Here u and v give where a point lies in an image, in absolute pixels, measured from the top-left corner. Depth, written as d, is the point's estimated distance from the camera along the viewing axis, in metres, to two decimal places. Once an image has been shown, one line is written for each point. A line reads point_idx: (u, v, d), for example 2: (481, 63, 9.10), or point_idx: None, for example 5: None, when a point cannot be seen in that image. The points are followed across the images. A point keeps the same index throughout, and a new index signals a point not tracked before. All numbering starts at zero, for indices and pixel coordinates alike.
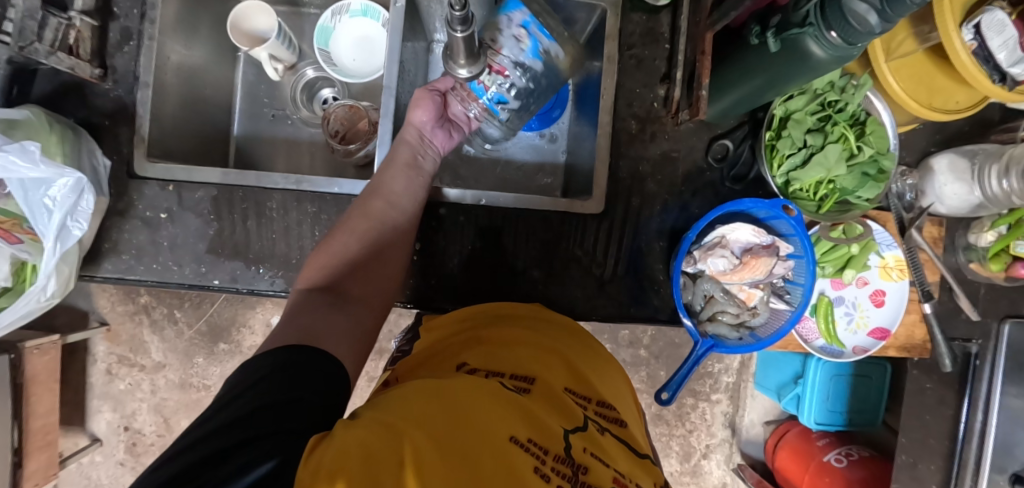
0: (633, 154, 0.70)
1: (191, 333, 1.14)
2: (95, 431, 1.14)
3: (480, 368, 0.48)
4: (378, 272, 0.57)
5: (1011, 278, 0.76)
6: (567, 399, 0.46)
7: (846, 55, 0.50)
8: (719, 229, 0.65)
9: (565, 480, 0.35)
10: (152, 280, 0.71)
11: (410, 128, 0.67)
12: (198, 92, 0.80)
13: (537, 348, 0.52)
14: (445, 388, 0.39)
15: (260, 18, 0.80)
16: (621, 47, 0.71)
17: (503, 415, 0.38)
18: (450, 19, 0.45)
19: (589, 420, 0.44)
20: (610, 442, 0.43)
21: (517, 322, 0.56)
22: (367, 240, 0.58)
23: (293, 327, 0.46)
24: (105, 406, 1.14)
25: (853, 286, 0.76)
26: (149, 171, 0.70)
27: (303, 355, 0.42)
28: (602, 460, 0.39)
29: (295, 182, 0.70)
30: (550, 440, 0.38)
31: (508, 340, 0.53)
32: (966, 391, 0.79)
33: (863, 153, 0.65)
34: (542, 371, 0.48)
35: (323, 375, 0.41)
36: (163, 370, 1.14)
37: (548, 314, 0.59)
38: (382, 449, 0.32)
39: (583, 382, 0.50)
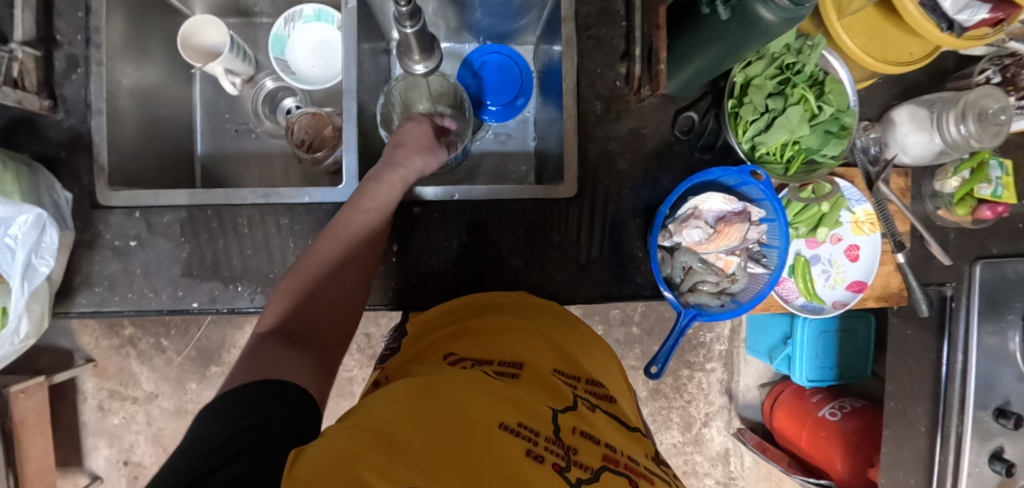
0: (601, 134, 0.70)
1: (180, 359, 1.12)
2: (94, 468, 1.12)
3: (467, 358, 0.48)
4: (348, 299, 0.56)
5: (977, 220, 0.79)
6: (556, 379, 0.46)
7: (797, 16, 0.50)
8: (691, 201, 0.65)
9: (557, 460, 0.36)
10: (130, 310, 0.69)
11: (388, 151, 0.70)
12: (155, 113, 0.79)
13: (522, 333, 0.52)
14: (432, 382, 0.40)
15: (211, 32, 0.78)
16: (579, 28, 0.70)
17: (491, 402, 0.38)
18: (398, 16, 0.44)
19: (578, 399, 0.44)
20: (601, 419, 0.43)
21: (503, 310, 0.56)
22: (337, 268, 0.56)
23: (256, 365, 0.45)
24: (101, 443, 1.12)
25: (827, 243, 0.77)
26: (113, 200, 0.69)
27: (272, 389, 0.41)
28: (592, 438, 0.39)
29: (263, 195, 0.69)
30: (540, 424, 0.38)
31: (493, 330, 0.53)
32: (944, 334, 0.81)
33: (824, 113, 0.65)
34: (529, 355, 0.49)
35: (296, 406, 0.41)
36: (156, 399, 1.12)
37: (534, 300, 0.59)
38: (371, 452, 0.31)
39: (573, 364, 0.51)
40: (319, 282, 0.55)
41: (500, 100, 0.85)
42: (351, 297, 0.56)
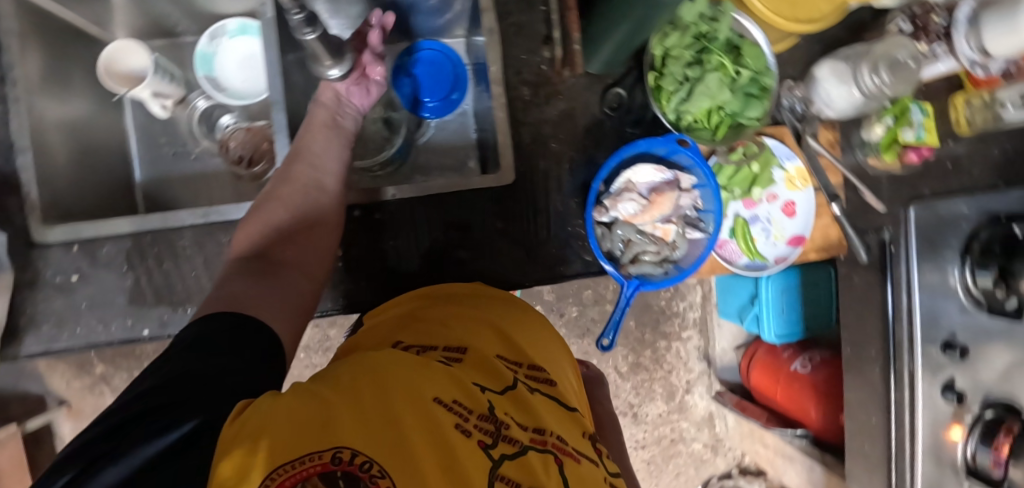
0: (532, 119, 0.71)
1: None
2: None
3: (415, 344, 0.49)
4: (314, 244, 0.59)
5: (905, 164, 0.84)
6: (497, 363, 0.47)
7: None
8: (623, 174, 0.67)
9: (487, 435, 0.37)
10: (81, 345, 0.69)
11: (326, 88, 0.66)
12: (86, 144, 0.78)
13: (471, 321, 0.53)
14: (374, 360, 0.40)
15: (131, 57, 0.77)
16: (499, 16, 0.71)
17: (429, 380, 0.39)
18: (295, 25, 0.45)
19: (518, 381, 0.46)
20: (539, 399, 0.45)
21: (453, 300, 0.57)
22: (294, 209, 0.59)
23: (220, 298, 0.49)
24: None
25: (764, 202, 0.79)
26: (49, 236, 0.68)
27: (231, 320, 0.45)
28: (524, 419, 0.41)
29: (201, 215, 0.69)
30: (474, 402, 0.39)
31: (443, 318, 0.53)
32: (888, 276, 0.83)
33: (742, 76, 0.67)
34: (474, 340, 0.50)
35: (252, 342, 0.44)
36: None
37: (485, 290, 0.61)
38: (307, 413, 0.32)
39: (515, 349, 0.52)
40: (279, 222, 0.59)
41: (437, 96, 0.84)
42: (315, 243, 0.59)
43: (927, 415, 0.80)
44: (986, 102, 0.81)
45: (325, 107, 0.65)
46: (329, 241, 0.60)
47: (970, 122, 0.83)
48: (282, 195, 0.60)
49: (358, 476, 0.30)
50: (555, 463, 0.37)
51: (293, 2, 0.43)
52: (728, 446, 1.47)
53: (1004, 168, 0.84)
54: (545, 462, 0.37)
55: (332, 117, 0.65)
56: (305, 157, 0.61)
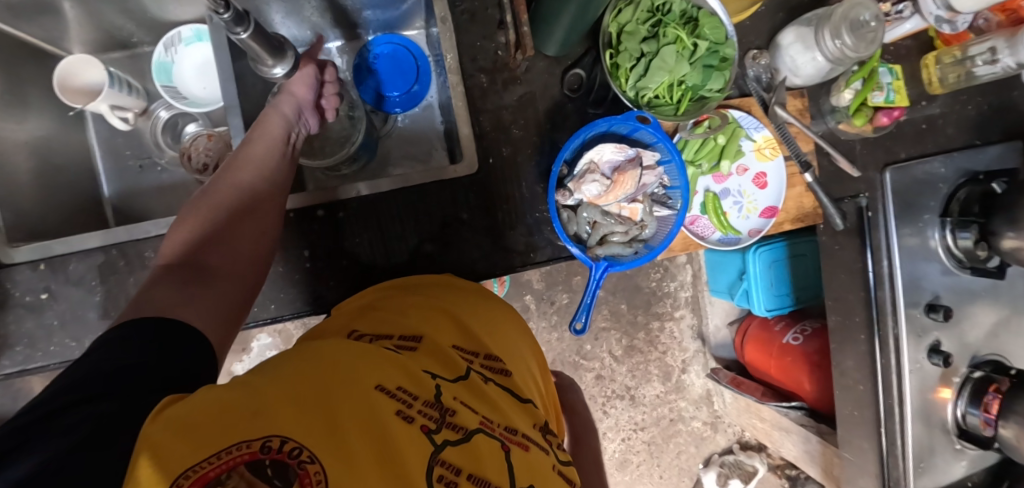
0: (491, 106, 0.70)
1: None
2: None
3: (368, 333, 0.48)
4: (254, 239, 0.57)
5: (878, 127, 0.81)
6: (451, 351, 0.47)
7: None
8: (585, 155, 0.65)
9: (430, 422, 0.37)
10: (55, 363, 0.69)
11: (286, 99, 0.66)
12: (49, 161, 0.77)
13: (431, 311, 0.52)
14: (322, 346, 0.39)
15: (89, 71, 0.77)
16: (451, 4, 0.70)
17: (375, 366, 0.39)
18: (225, 24, 0.46)
19: (472, 371, 0.46)
20: (493, 389, 0.46)
21: (414, 290, 0.57)
22: (235, 203, 0.57)
23: (141, 304, 0.47)
24: None
25: (734, 175, 0.78)
26: (17, 256, 0.68)
27: (158, 325, 0.44)
28: (471, 406, 0.41)
29: (166, 225, 0.69)
30: (422, 390, 0.39)
31: (400, 308, 0.53)
32: (867, 242, 0.82)
33: (700, 47, 0.66)
34: (429, 329, 0.49)
35: (179, 344, 0.44)
36: None
37: (446, 281, 0.61)
38: (239, 400, 0.32)
39: (471, 337, 0.52)
40: (212, 222, 0.56)
41: (401, 89, 0.85)
42: (254, 239, 0.57)
43: (914, 379, 0.79)
44: (957, 59, 0.80)
45: (278, 115, 0.64)
46: (268, 237, 0.58)
47: (943, 81, 0.82)
48: (223, 190, 0.58)
49: (289, 463, 0.30)
50: (499, 453, 0.38)
51: (218, 2, 0.44)
52: (727, 422, 1.47)
53: (979, 126, 0.84)
54: (487, 450, 0.38)
55: (286, 128, 0.64)
56: (248, 162, 0.60)
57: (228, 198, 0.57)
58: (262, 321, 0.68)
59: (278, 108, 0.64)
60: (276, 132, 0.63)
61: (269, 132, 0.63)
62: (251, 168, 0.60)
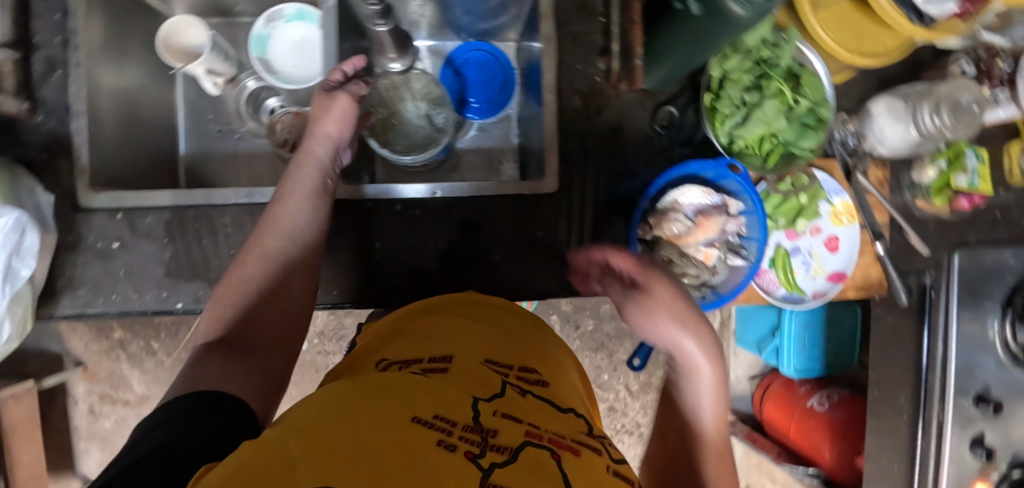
0: (579, 129, 0.71)
1: (170, 362, 1.17)
2: (86, 472, 1.20)
3: (397, 361, 0.47)
4: (292, 304, 0.57)
5: (954, 210, 0.81)
6: (484, 370, 0.45)
7: (766, 9, 0.50)
8: (670, 194, 0.65)
9: (473, 445, 0.35)
10: (114, 312, 0.69)
11: (322, 141, 0.64)
12: (136, 113, 0.79)
13: (460, 333, 0.52)
14: (351, 389, 0.38)
15: (191, 33, 0.78)
16: (558, 23, 0.70)
17: (406, 401, 0.37)
18: (371, 14, 0.47)
19: (508, 386, 0.44)
20: (532, 402, 0.43)
21: (442, 311, 0.57)
22: (276, 264, 0.58)
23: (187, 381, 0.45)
24: (92, 447, 1.18)
25: (808, 235, 0.77)
26: (95, 201, 0.68)
27: (204, 401, 0.42)
28: (514, 418, 0.39)
29: (245, 195, 0.68)
30: (459, 413, 0.38)
31: (429, 333, 0.52)
32: (925, 322, 0.81)
33: (800, 105, 0.67)
34: (459, 349, 0.48)
35: (224, 420, 0.41)
36: (147, 402, 1.18)
37: (486, 307, 0.59)
38: (270, 456, 0.30)
39: (504, 355, 0.50)
40: (249, 294, 0.55)
41: (482, 97, 0.86)
42: (291, 305, 0.57)
43: (953, 468, 0.79)
44: None
45: (313, 160, 0.64)
46: (304, 302, 0.59)
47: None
48: (263, 248, 0.59)
49: None
50: (550, 462, 0.35)
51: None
52: None
53: None
54: (539, 464, 0.35)
55: (321, 177, 0.63)
56: (278, 224, 0.60)
57: (268, 259, 0.58)
58: (321, 305, 0.68)
59: (308, 154, 0.64)
60: (309, 183, 0.62)
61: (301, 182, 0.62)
62: (283, 229, 0.59)
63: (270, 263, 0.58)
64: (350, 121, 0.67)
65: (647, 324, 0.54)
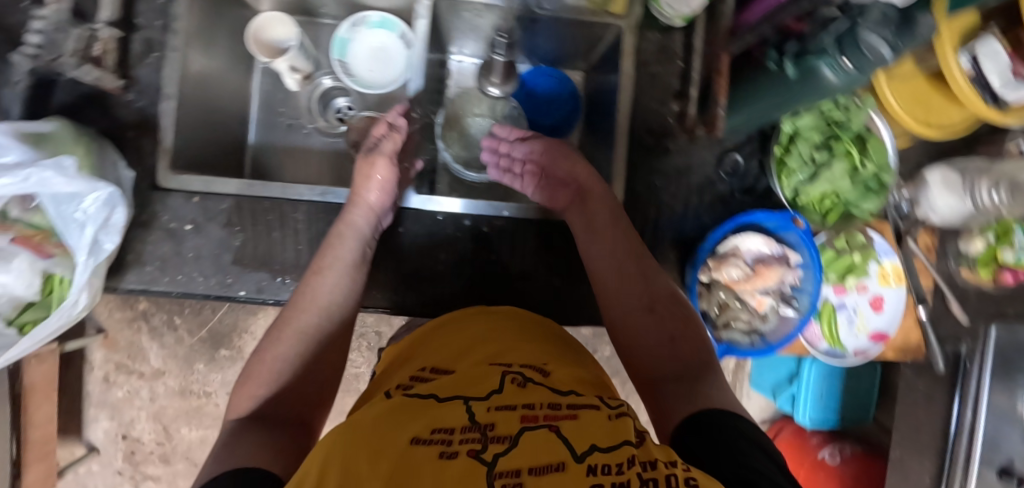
0: (647, 167, 0.73)
1: (191, 341, 1.19)
2: (91, 440, 1.20)
3: (404, 384, 0.50)
4: (318, 383, 0.58)
5: (998, 283, 0.81)
6: (482, 375, 0.48)
7: (855, 81, 0.53)
8: (732, 240, 0.67)
9: (475, 442, 0.36)
10: (177, 291, 0.71)
11: (360, 207, 0.68)
12: (218, 100, 0.81)
13: (461, 353, 0.54)
14: (350, 428, 0.40)
15: (279, 29, 0.81)
16: (637, 63, 0.73)
17: (404, 425, 0.39)
18: None
19: (506, 380, 0.46)
20: (530, 388, 0.45)
21: (445, 334, 0.60)
22: (306, 340, 0.59)
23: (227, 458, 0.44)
24: (102, 415, 1.19)
25: (854, 292, 0.78)
26: (173, 183, 0.71)
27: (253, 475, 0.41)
28: (512, 406, 0.41)
29: (321, 194, 0.71)
30: (456, 421, 0.39)
31: (434, 362, 0.55)
32: (956, 390, 0.82)
33: (865, 169, 0.69)
34: (460, 367, 0.51)
35: None
36: (162, 377, 1.20)
37: (491, 323, 0.61)
38: None
39: (506, 356, 0.53)
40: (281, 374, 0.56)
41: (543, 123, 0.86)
42: (316, 385, 0.58)
43: None
44: None
45: (354, 231, 0.67)
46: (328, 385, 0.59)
47: None
48: (294, 322, 0.60)
49: None
50: (548, 432, 0.37)
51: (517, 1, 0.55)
52: None
53: None
54: (540, 440, 0.36)
55: (360, 247, 0.67)
56: (315, 299, 0.62)
57: (299, 333, 0.59)
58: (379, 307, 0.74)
59: (346, 223, 0.67)
60: (346, 257, 0.65)
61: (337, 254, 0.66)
62: (318, 303, 0.62)
63: (301, 340, 0.59)
64: (390, 186, 0.70)
65: (558, 173, 0.71)
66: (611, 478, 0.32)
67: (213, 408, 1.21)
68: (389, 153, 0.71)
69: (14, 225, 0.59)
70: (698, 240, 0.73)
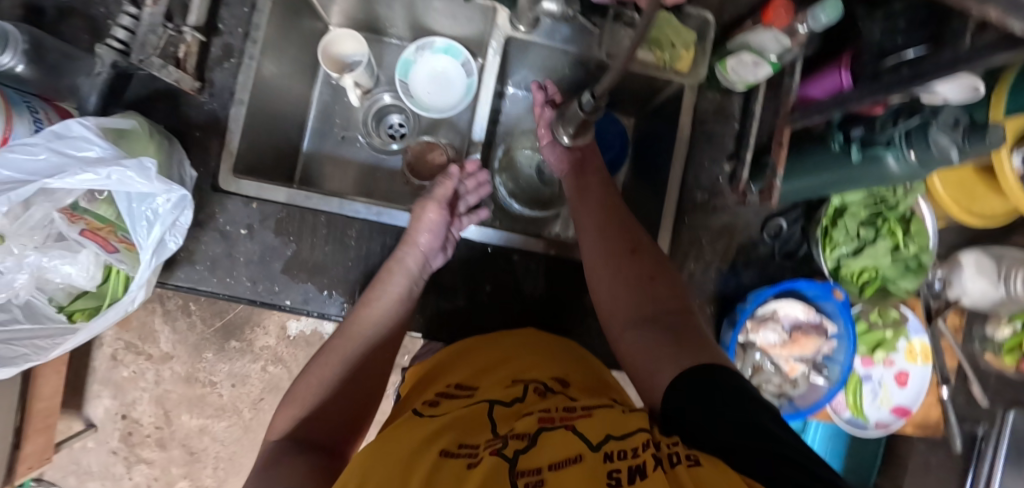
0: (694, 222, 0.75)
1: (203, 329, 1.18)
2: (91, 416, 1.17)
3: (437, 399, 0.55)
4: (357, 404, 0.62)
5: (1020, 370, 0.82)
6: (505, 391, 0.53)
7: (914, 175, 0.56)
8: (772, 305, 0.69)
9: (499, 449, 0.41)
10: (224, 294, 0.72)
11: (413, 249, 0.68)
12: (281, 107, 0.83)
13: (484, 366, 0.59)
14: (389, 442, 0.46)
15: (348, 44, 0.83)
16: (695, 121, 0.75)
17: (437, 442, 0.44)
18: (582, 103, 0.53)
19: (528, 395, 0.51)
20: (549, 399, 0.50)
21: (466, 347, 0.64)
22: (347, 365, 0.63)
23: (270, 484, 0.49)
24: (104, 392, 1.17)
25: (881, 365, 0.79)
26: (235, 188, 0.72)
27: None
28: (533, 413, 0.47)
29: (376, 213, 0.73)
30: (481, 437, 0.45)
31: (461, 375, 0.59)
32: (970, 471, 0.82)
33: (907, 249, 0.71)
34: (485, 384, 0.56)
35: None
36: (170, 361, 1.17)
37: (515, 332, 0.64)
38: None
39: (534, 369, 0.57)
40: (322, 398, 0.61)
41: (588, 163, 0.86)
42: (354, 407, 0.62)
43: None
44: None
45: (403, 271, 0.67)
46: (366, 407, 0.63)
47: None
48: (339, 349, 0.64)
49: None
50: (565, 431, 0.42)
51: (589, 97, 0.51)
52: None
53: None
54: (555, 439, 0.41)
55: (407, 285, 0.67)
56: (360, 329, 0.65)
57: (342, 359, 0.63)
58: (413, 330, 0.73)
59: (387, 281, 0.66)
60: (395, 292, 0.66)
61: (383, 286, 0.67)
62: (362, 333, 0.65)
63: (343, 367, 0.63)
64: (440, 231, 0.69)
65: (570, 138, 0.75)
66: (628, 462, 0.38)
67: (216, 398, 1.19)
68: (440, 199, 0.70)
69: (82, 215, 0.61)
70: (736, 299, 0.75)
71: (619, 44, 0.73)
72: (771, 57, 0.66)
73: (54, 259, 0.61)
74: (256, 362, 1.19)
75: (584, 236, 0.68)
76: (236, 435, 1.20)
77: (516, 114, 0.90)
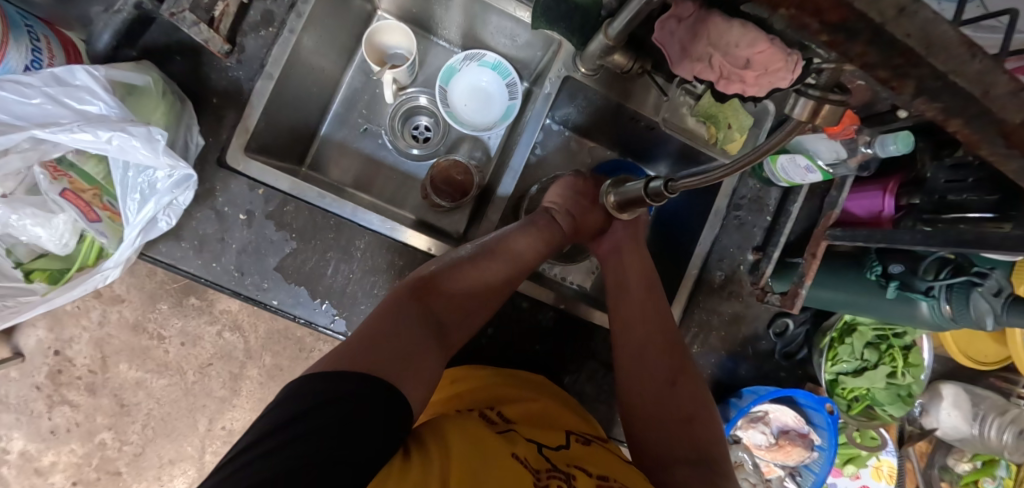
0: (708, 305, 0.73)
1: (163, 275, 0.98)
2: (19, 345, 0.97)
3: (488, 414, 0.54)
4: (463, 315, 0.59)
5: None
6: (559, 432, 0.53)
7: (941, 323, 0.58)
8: (763, 408, 0.70)
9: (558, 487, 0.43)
10: (206, 279, 0.66)
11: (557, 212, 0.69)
12: (308, 87, 0.76)
13: (532, 391, 0.59)
14: (453, 425, 0.47)
15: (393, 37, 0.78)
16: (730, 205, 0.74)
17: (496, 444, 0.45)
18: (656, 190, 0.47)
19: (572, 438, 0.52)
20: (597, 453, 0.50)
21: (527, 383, 0.60)
22: (477, 272, 0.61)
23: (368, 350, 0.47)
24: (41, 322, 0.97)
25: (847, 477, 0.82)
26: (242, 167, 0.66)
27: (370, 388, 0.43)
28: (586, 469, 0.47)
29: (388, 227, 0.69)
30: (538, 463, 0.45)
31: (502, 396, 0.57)
32: None
33: (903, 378, 0.73)
34: (543, 411, 0.56)
35: (372, 418, 0.41)
36: (120, 304, 0.98)
37: (546, 381, 0.62)
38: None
39: (588, 422, 0.58)
40: (446, 287, 0.58)
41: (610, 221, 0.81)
42: (461, 314, 0.59)
43: None
44: None
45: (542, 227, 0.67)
46: (468, 320, 0.59)
47: None
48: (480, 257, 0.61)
49: None
50: None
51: (669, 188, 0.45)
52: None
53: None
54: None
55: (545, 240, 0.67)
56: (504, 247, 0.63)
57: (481, 261, 0.61)
58: None
59: (538, 228, 0.67)
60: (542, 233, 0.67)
61: (540, 236, 0.67)
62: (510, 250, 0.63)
63: (474, 273, 0.60)
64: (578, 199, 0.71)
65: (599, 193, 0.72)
66: None
67: (162, 353, 0.99)
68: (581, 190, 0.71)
69: (67, 172, 0.57)
70: (731, 389, 0.74)
71: (677, 113, 0.72)
72: (823, 164, 0.62)
73: (26, 218, 0.56)
74: (212, 324, 1.00)
75: (624, 310, 0.67)
76: (174, 396, 1.00)
77: (550, 148, 0.84)
